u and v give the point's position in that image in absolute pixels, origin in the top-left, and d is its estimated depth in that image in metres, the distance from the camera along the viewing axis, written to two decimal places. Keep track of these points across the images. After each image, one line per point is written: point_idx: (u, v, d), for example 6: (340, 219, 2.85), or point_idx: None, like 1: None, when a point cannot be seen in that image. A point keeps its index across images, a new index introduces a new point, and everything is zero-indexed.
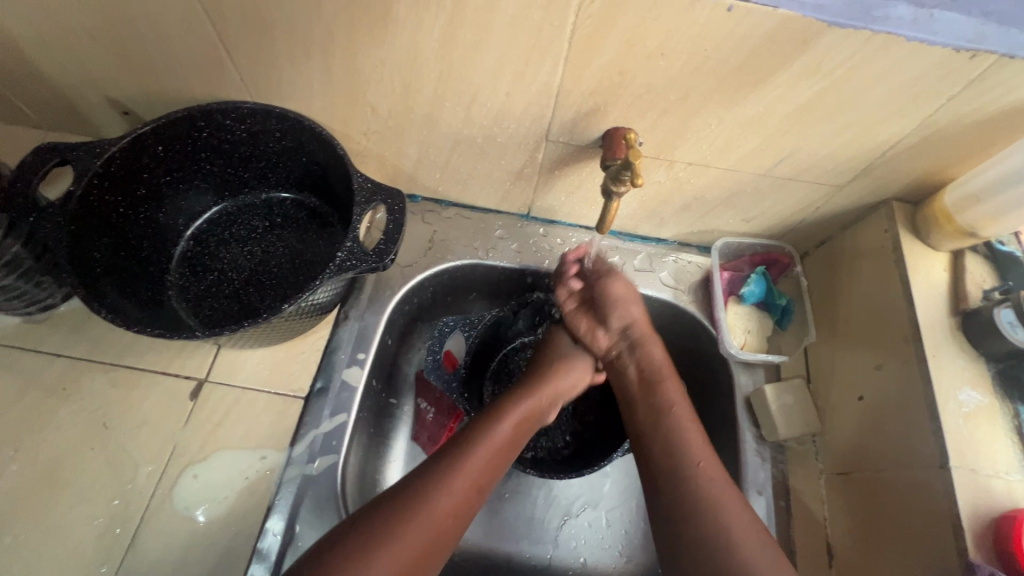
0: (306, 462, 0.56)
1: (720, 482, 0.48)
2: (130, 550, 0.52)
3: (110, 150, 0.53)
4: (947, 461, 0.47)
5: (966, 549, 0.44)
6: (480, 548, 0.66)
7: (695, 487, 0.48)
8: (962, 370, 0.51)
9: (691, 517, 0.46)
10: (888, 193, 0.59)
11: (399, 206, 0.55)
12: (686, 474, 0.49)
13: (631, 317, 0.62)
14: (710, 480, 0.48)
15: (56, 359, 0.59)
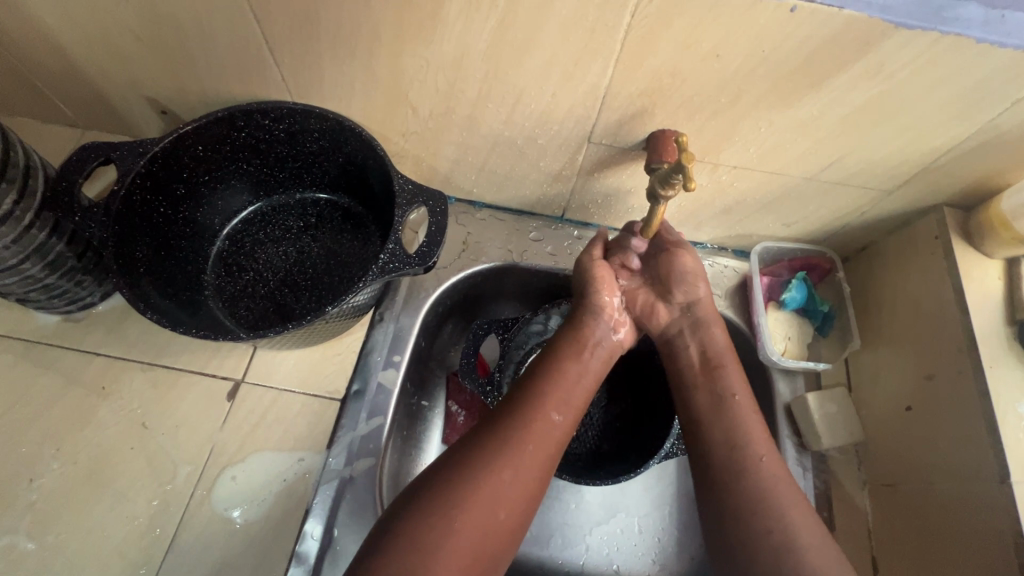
0: (343, 465, 0.56)
1: (778, 475, 0.47)
2: (170, 551, 0.52)
3: (152, 149, 0.53)
4: (1007, 475, 0.46)
5: None
6: (513, 555, 0.65)
7: (759, 483, 0.46)
8: (1021, 382, 0.50)
9: (751, 518, 0.45)
10: (938, 198, 0.57)
11: (441, 208, 0.54)
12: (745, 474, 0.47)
13: (697, 295, 0.59)
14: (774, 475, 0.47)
15: (95, 358, 0.59)
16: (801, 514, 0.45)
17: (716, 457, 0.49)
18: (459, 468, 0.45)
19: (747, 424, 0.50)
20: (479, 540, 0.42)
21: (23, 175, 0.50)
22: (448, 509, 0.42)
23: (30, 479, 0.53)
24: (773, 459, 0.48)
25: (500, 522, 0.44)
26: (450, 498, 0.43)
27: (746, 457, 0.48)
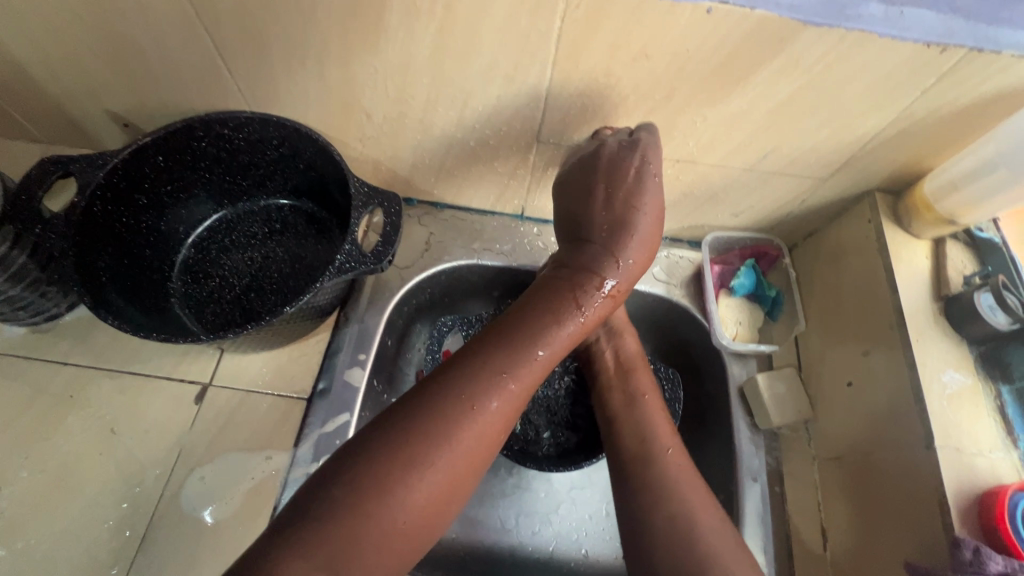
0: (311, 462, 0.58)
1: (688, 488, 0.49)
2: (140, 552, 0.53)
3: (111, 161, 0.55)
4: (932, 441, 0.48)
5: (951, 525, 0.45)
6: (484, 545, 0.67)
7: (676, 500, 0.49)
8: (946, 353, 0.53)
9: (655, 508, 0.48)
10: (870, 184, 0.60)
11: (395, 208, 0.57)
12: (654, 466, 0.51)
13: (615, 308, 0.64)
14: (692, 493, 0.49)
15: (63, 368, 0.60)
16: (706, 526, 0.47)
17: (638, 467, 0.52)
18: (431, 422, 0.43)
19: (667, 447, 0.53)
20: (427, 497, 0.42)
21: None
22: (412, 466, 0.42)
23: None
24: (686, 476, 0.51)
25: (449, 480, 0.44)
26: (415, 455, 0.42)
27: (666, 475, 0.50)
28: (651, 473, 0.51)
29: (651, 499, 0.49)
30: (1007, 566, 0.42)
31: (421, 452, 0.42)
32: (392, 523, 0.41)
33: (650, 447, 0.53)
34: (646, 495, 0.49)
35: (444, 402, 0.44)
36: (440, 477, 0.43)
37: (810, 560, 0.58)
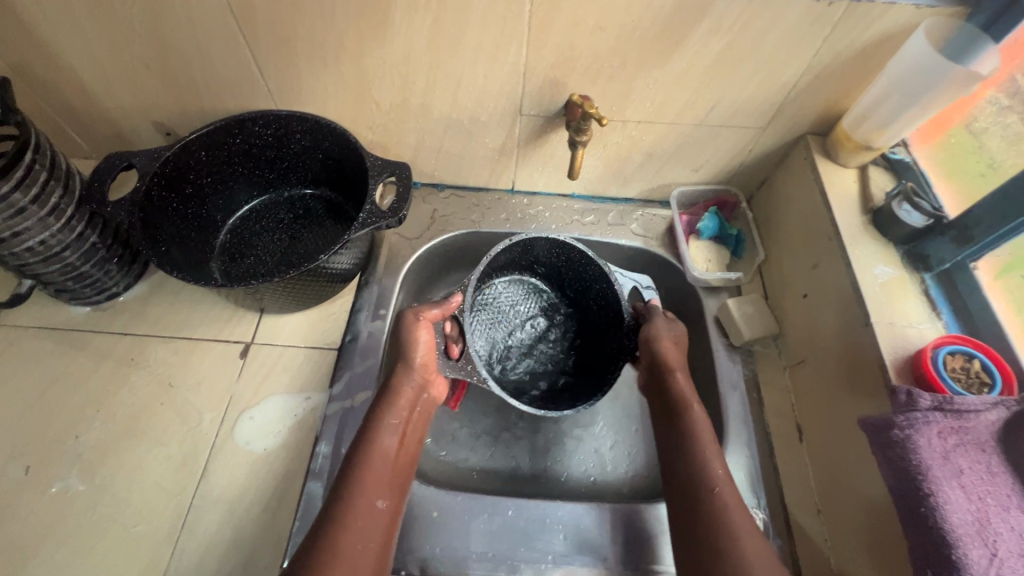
0: (346, 396, 0.65)
1: (728, 490, 0.54)
2: (203, 480, 0.60)
3: (164, 154, 0.65)
4: (869, 318, 0.58)
5: (888, 377, 0.54)
6: (503, 477, 0.74)
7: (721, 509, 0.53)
8: (875, 252, 0.63)
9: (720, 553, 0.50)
10: (801, 129, 0.72)
11: (406, 175, 0.67)
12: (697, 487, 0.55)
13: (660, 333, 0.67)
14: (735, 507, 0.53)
15: (123, 337, 0.69)
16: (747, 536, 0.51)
17: (687, 481, 0.55)
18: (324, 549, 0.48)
19: (708, 458, 0.56)
20: (363, 558, 0.49)
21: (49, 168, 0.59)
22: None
23: (76, 436, 0.62)
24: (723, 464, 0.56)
25: (382, 528, 0.53)
26: (347, 486, 0.53)
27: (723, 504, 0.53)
28: (700, 497, 0.54)
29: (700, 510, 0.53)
30: (936, 400, 0.50)
31: (336, 535, 0.49)
32: None
33: (698, 463, 0.56)
34: (693, 499, 0.54)
35: (347, 478, 0.54)
36: (369, 500, 0.53)
37: (788, 449, 0.66)
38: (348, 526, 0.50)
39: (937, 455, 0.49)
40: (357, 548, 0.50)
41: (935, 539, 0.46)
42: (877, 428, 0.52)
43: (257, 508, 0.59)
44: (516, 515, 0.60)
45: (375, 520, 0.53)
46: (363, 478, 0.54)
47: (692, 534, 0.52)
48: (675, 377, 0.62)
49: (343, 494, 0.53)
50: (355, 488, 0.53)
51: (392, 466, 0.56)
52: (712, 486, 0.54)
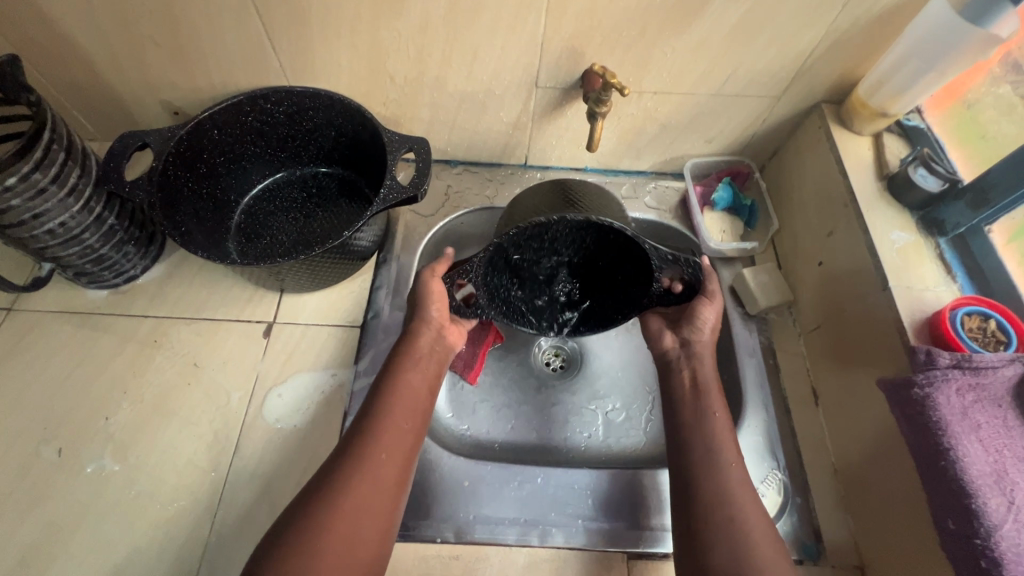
0: (371, 372, 0.66)
1: (746, 504, 0.52)
2: (235, 457, 0.61)
3: (178, 133, 0.64)
4: (887, 283, 0.59)
5: (908, 339, 0.55)
6: (524, 449, 0.75)
7: (728, 497, 0.52)
8: (892, 218, 0.64)
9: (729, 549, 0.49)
10: (816, 97, 0.72)
11: (424, 149, 0.67)
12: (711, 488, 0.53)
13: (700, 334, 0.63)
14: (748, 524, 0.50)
15: (145, 319, 0.69)
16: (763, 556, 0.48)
17: (698, 467, 0.55)
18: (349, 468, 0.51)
19: (723, 446, 0.55)
20: (383, 473, 0.52)
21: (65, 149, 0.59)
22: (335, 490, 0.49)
23: (106, 417, 0.62)
24: (736, 457, 0.55)
25: (404, 455, 0.54)
26: (374, 412, 0.55)
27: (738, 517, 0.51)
28: (707, 482, 0.53)
29: (706, 495, 0.52)
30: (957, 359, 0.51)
31: (358, 464, 0.51)
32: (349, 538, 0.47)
33: (711, 449, 0.55)
34: (701, 482, 0.53)
35: (370, 412, 0.55)
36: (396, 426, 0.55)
37: (805, 413, 0.68)
38: (374, 446, 0.52)
39: (956, 410, 0.50)
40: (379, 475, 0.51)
41: (955, 489, 0.48)
42: (897, 386, 0.54)
43: (291, 482, 0.60)
44: (545, 482, 0.61)
45: (399, 439, 0.54)
46: (389, 408, 0.56)
47: (693, 517, 0.52)
48: (681, 375, 0.62)
49: (367, 425, 0.54)
50: (378, 419, 0.54)
51: (415, 402, 0.58)
52: (726, 474, 0.54)
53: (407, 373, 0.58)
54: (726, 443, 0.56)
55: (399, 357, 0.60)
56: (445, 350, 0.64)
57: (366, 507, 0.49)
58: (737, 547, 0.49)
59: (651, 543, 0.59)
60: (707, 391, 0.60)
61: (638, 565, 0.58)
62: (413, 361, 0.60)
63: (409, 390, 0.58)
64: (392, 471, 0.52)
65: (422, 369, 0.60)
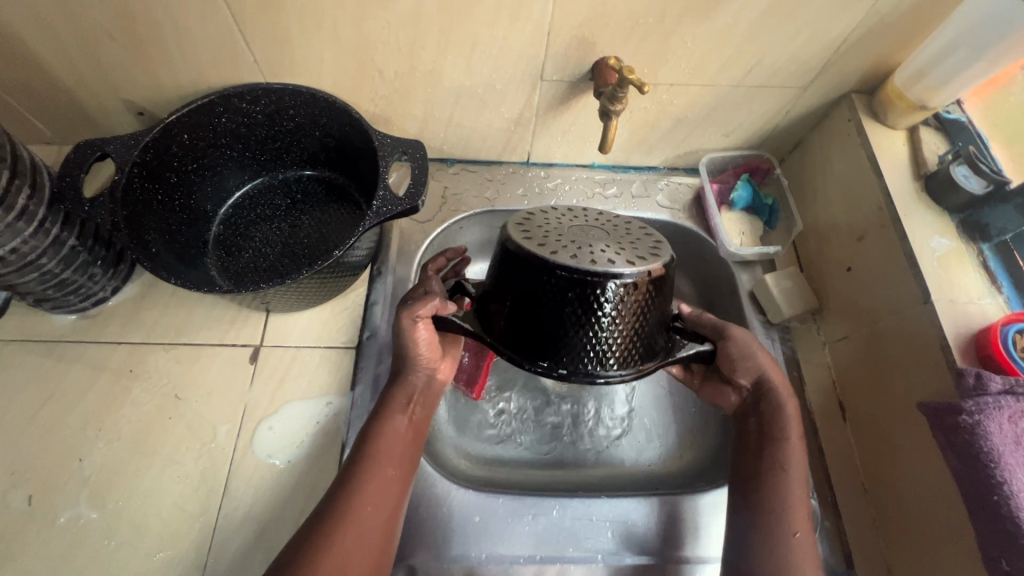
0: (368, 400, 0.61)
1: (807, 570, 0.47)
2: (224, 499, 0.56)
3: (144, 140, 0.57)
4: (929, 296, 0.55)
5: (954, 360, 0.51)
6: (537, 470, 0.68)
7: (787, 543, 0.49)
8: (931, 223, 0.59)
9: None
10: (846, 87, 0.66)
11: (420, 154, 0.60)
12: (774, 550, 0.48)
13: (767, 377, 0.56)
14: None
15: (118, 346, 0.63)
16: None
17: (754, 507, 0.51)
18: (335, 521, 0.46)
19: (791, 486, 0.51)
20: (369, 525, 0.47)
21: (10, 165, 0.52)
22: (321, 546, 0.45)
23: (80, 459, 0.57)
24: (803, 499, 0.51)
25: (391, 503, 0.50)
26: (363, 456, 0.50)
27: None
28: (755, 522, 0.50)
29: (754, 537, 0.49)
30: (1008, 384, 0.48)
31: (346, 512, 0.47)
32: None
33: (773, 488, 0.51)
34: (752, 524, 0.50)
35: (357, 452, 0.51)
36: (384, 471, 0.50)
37: (833, 429, 0.64)
38: (361, 494, 0.48)
39: (1008, 440, 0.46)
40: (362, 520, 0.47)
41: (1006, 525, 0.45)
42: (940, 412, 0.50)
43: (288, 524, 0.56)
44: (562, 515, 0.58)
45: (387, 490, 0.50)
46: (377, 452, 0.51)
47: (742, 566, 0.49)
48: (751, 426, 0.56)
49: (354, 466, 0.50)
50: (364, 460, 0.50)
51: (403, 442, 0.53)
52: (790, 517, 0.50)
53: (392, 417, 0.53)
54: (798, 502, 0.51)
55: (387, 398, 0.54)
56: (438, 385, 0.58)
57: (351, 556, 0.45)
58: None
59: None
60: (784, 420, 0.54)
61: None
62: (400, 399, 0.54)
63: (395, 433, 0.52)
64: (380, 521, 0.48)
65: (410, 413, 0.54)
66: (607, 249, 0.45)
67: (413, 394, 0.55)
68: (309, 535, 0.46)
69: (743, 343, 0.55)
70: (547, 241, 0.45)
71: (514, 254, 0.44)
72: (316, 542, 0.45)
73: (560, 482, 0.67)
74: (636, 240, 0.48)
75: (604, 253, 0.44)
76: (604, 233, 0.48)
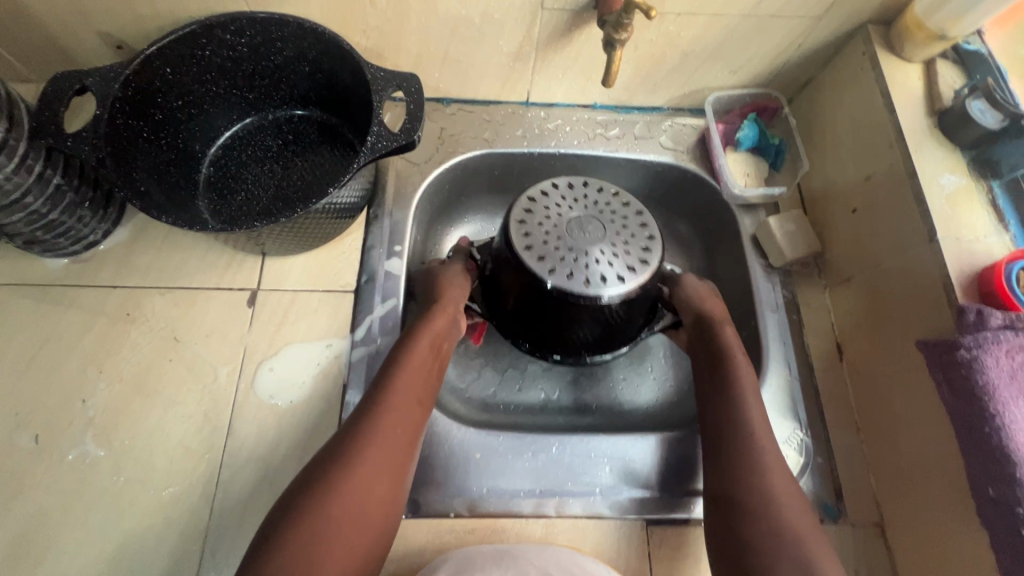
0: (369, 341, 0.61)
1: (778, 481, 0.48)
2: (228, 438, 0.57)
3: (124, 72, 0.55)
4: (935, 234, 0.54)
5: (956, 297, 0.51)
6: (534, 416, 0.69)
7: (754, 455, 0.50)
8: (941, 159, 0.57)
9: (769, 552, 0.44)
10: (863, 17, 0.63)
11: (415, 87, 0.57)
12: (749, 474, 0.49)
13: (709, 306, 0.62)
14: (779, 505, 0.47)
15: (113, 290, 0.62)
16: (798, 530, 0.45)
17: (733, 430, 0.52)
18: (358, 448, 0.47)
19: (751, 416, 0.53)
20: (391, 451, 0.48)
21: None
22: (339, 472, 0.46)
23: (82, 400, 0.57)
24: (759, 407, 0.54)
25: (410, 430, 0.51)
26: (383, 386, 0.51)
27: (764, 498, 0.47)
28: (736, 455, 0.50)
29: (737, 470, 0.50)
30: (1007, 319, 0.47)
31: (362, 439, 0.47)
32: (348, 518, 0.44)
33: (745, 425, 0.52)
34: (742, 452, 0.51)
35: (378, 386, 0.51)
36: (403, 399, 0.51)
37: (829, 371, 0.65)
38: (382, 421, 0.49)
39: (1005, 373, 0.46)
40: (382, 451, 0.48)
41: (996, 456, 0.46)
42: (938, 348, 0.50)
43: (292, 463, 0.57)
44: (561, 452, 0.59)
45: (407, 417, 0.51)
46: (395, 382, 0.51)
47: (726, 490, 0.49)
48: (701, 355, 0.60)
49: (376, 398, 0.51)
50: (384, 394, 0.51)
51: (424, 377, 0.54)
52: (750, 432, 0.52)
53: (417, 348, 0.54)
54: (757, 420, 0.53)
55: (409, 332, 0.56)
56: (457, 331, 0.60)
57: (371, 480, 0.46)
58: (772, 518, 0.46)
59: (678, 508, 0.58)
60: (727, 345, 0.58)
61: (656, 532, 0.57)
62: (423, 336, 0.55)
63: (419, 363, 0.53)
64: (399, 447, 0.49)
65: (431, 346, 0.55)
66: (612, 249, 0.56)
67: (436, 338, 0.56)
68: (329, 464, 0.46)
69: (690, 285, 0.64)
70: (561, 244, 0.55)
71: (539, 292, 0.55)
72: (342, 467, 0.46)
73: (556, 425, 0.68)
74: (628, 224, 0.58)
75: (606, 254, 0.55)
76: (602, 220, 0.57)
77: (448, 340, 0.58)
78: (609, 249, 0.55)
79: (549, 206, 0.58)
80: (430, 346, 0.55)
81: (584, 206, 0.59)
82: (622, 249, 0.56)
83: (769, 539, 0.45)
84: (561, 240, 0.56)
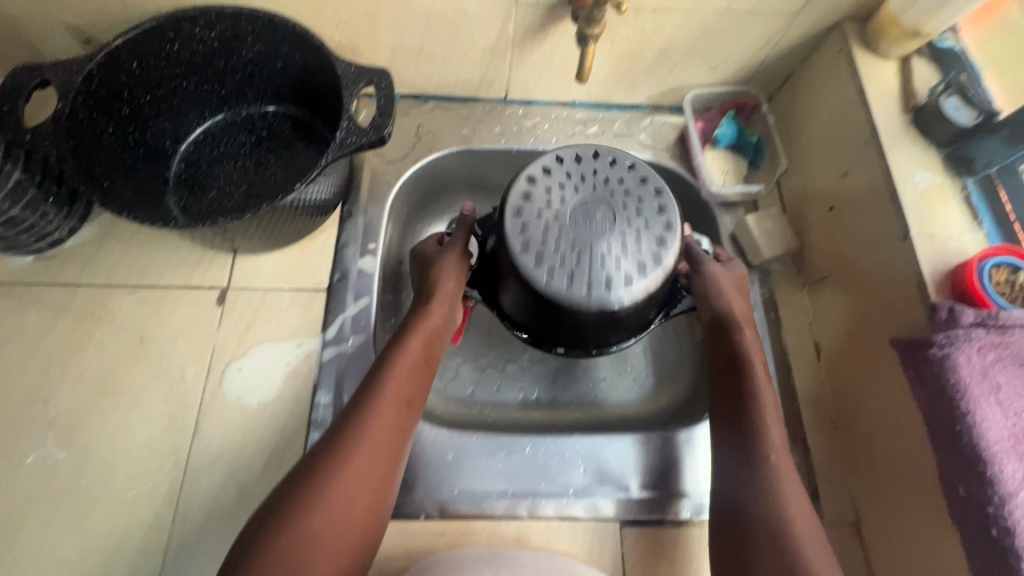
0: (340, 340, 0.60)
1: (789, 490, 0.47)
2: (195, 440, 0.56)
3: (87, 66, 0.53)
4: (908, 231, 0.54)
5: (929, 296, 0.51)
6: (510, 415, 0.68)
7: (765, 463, 0.49)
8: (916, 157, 0.57)
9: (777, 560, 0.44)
10: (839, 15, 0.63)
11: (386, 82, 0.56)
12: (760, 481, 0.48)
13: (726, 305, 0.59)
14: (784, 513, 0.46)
15: (79, 289, 0.61)
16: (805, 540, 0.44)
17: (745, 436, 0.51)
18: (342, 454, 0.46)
19: (767, 423, 0.52)
20: (381, 453, 0.47)
21: None
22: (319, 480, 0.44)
23: (44, 401, 0.56)
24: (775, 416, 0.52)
25: (400, 429, 0.49)
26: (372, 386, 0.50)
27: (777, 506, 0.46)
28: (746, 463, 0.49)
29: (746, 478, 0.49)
30: (980, 317, 0.47)
31: (348, 442, 0.46)
32: (330, 527, 0.43)
33: (757, 432, 0.51)
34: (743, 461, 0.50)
35: (368, 387, 0.50)
36: (393, 399, 0.50)
37: (806, 370, 0.64)
38: (369, 423, 0.48)
39: (976, 372, 0.46)
40: (367, 454, 0.46)
41: (971, 456, 0.45)
42: (914, 348, 0.49)
43: (260, 464, 0.55)
44: (534, 452, 0.58)
45: (397, 417, 0.49)
46: (386, 381, 0.50)
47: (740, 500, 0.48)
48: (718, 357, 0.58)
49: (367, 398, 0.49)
50: (371, 395, 0.49)
51: (414, 375, 0.52)
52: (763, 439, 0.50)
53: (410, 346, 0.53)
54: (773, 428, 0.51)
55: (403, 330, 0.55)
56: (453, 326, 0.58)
57: (355, 485, 0.45)
58: (774, 525, 0.45)
59: (652, 509, 0.57)
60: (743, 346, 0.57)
61: (629, 532, 0.57)
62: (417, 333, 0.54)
63: (410, 362, 0.52)
64: (387, 448, 0.48)
65: (424, 343, 0.54)
66: (621, 239, 0.52)
67: (431, 335, 0.55)
68: (313, 472, 0.45)
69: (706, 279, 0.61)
70: (563, 241, 0.52)
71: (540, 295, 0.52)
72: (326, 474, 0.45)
73: (532, 424, 0.67)
74: (643, 210, 0.53)
75: (612, 252, 0.51)
76: (612, 207, 0.53)
77: (442, 335, 0.56)
78: (618, 246, 0.51)
79: (551, 189, 0.53)
80: (423, 343, 0.54)
81: (590, 186, 0.54)
82: (635, 245, 0.52)
83: (773, 548, 0.44)
84: (564, 235, 0.52)
